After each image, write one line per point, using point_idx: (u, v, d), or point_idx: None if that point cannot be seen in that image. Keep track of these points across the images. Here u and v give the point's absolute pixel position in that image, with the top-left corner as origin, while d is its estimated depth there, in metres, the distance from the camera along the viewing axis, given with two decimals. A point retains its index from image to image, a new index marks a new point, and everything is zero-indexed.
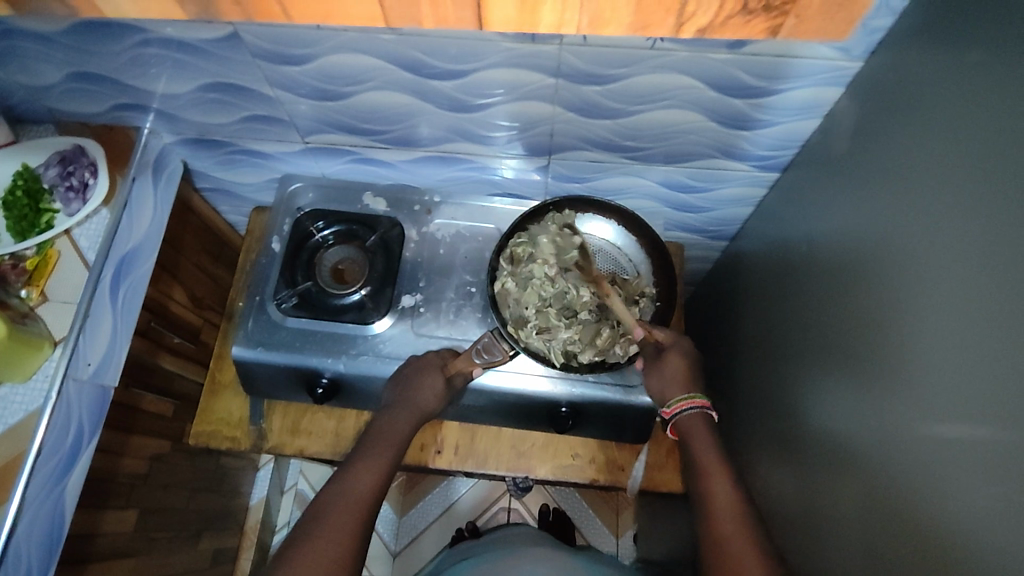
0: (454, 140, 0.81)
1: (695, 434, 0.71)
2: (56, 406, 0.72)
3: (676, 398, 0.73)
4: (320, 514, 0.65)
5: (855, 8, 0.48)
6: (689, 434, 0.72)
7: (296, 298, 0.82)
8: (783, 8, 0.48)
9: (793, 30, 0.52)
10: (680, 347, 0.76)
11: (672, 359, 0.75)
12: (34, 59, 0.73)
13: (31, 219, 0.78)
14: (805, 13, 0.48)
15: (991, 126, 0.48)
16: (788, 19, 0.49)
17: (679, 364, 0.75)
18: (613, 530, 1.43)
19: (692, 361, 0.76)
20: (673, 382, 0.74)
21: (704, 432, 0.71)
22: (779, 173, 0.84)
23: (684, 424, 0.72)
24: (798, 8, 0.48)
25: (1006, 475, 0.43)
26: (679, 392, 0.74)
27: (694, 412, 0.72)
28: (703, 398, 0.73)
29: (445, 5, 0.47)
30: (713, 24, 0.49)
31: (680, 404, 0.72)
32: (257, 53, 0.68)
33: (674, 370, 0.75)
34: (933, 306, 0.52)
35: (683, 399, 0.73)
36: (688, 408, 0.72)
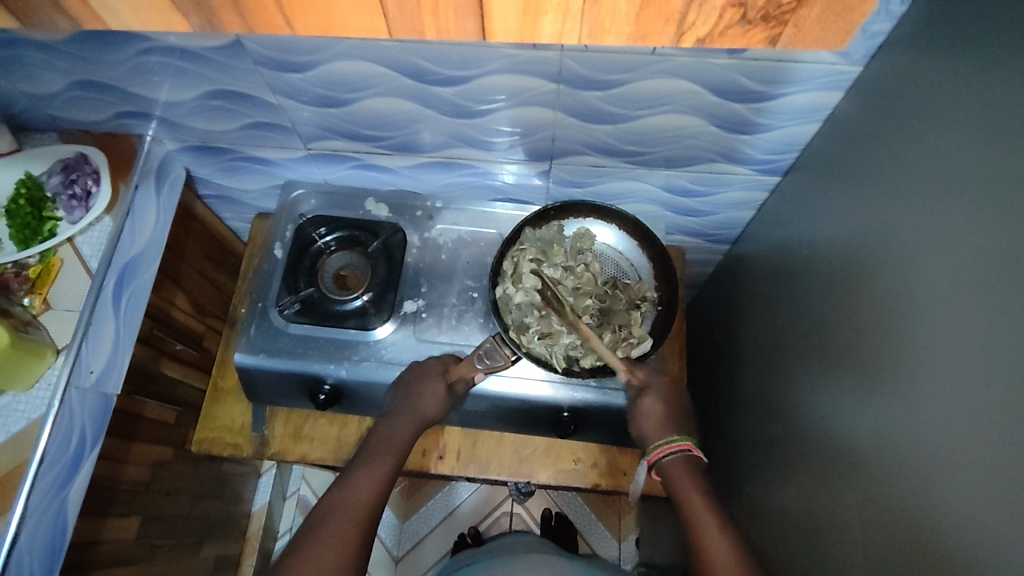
0: (455, 146, 0.81)
1: (679, 480, 0.70)
2: (59, 414, 0.73)
3: (654, 444, 0.74)
4: (322, 521, 0.65)
5: (850, 18, 0.53)
6: (673, 479, 0.70)
7: (298, 304, 0.82)
8: (781, 19, 0.52)
9: (791, 39, 0.55)
10: (656, 387, 0.75)
11: (645, 400, 0.75)
12: (38, 68, 0.74)
13: (33, 227, 0.78)
14: (803, 23, 0.53)
15: (992, 130, 0.48)
16: (786, 29, 0.53)
17: (654, 406, 0.74)
18: (615, 534, 1.43)
19: (670, 399, 0.75)
20: (651, 427, 0.74)
21: (687, 474, 0.70)
22: (780, 176, 0.85)
23: (666, 470, 0.72)
24: (796, 19, 0.53)
25: (1007, 480, 0.43)
26: (659, 437, 0.73)
27: (674, 457, 0.72)
28: (683, 441, 0.72)
29: (448, 14, 0.52)
30: (712, 33, 0.54)
31: (657, 452, 0.72)
32: (259, 61, 0.68)
33: (651, 411, 0.74)
34: (933, 310, 0.52)
35: (664, 444, 0.72)
36: (666, 455, 0.72)
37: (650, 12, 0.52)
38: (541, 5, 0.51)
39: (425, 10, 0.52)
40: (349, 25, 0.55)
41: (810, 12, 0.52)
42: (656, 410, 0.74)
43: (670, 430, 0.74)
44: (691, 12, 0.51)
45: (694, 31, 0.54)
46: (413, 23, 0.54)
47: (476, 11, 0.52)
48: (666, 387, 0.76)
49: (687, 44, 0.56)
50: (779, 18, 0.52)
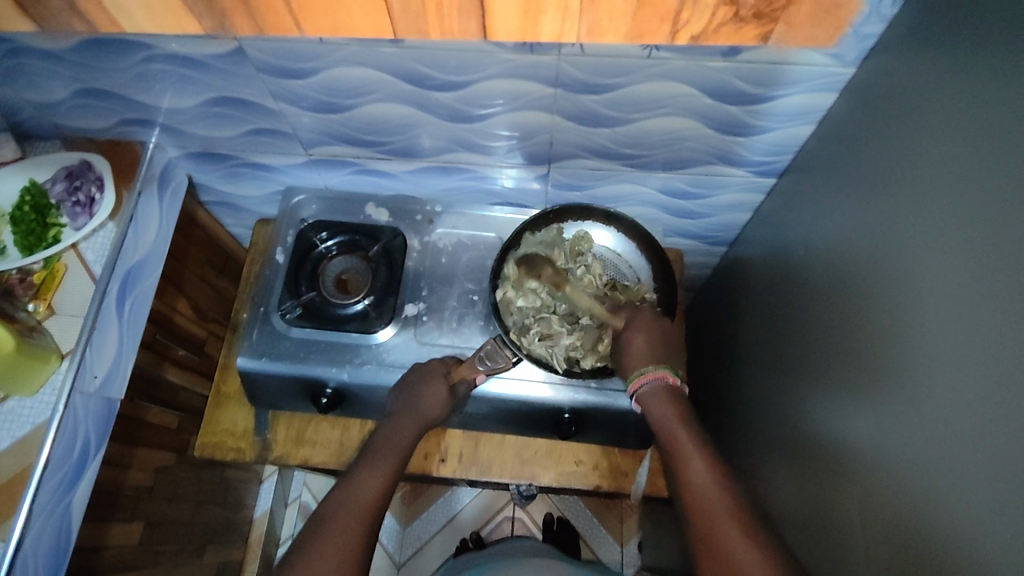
0: (455, 150, 0.82)
1: (660, 411, 0.68)
2: (63, 419, 0.73)
3: (632, 375, 0.72)
4: (325, 523, 0.65)
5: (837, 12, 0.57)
6: (652, 412, 0.69)
7: (300, 308, 0.83)
8: (773, 16, 0.56)
9: (784, 35, 0.59)
10: (638, 322, 0.74)
11: (630, 333, 0.73)
12: (41, 76, 0.75)
13: (38, 233, 0.79)
14: (793, 20, 0.57)
15: (984, 133, 0.49)
16: (778, 25, 0.57)
17: (638, 339, 0.73)
18: (617, 538, 1.43)
19: (655, 334, 0.73)
20: (633, 358, 0.72)
21: (668, 405, 0.68)
22: (776, 178, 0.85)
23: (645, 401, 0.70)
24: (787, 17, 0.57)
25: (1001, 482, 0.44)
26: (639, 367, 0.71)
27: (654, 386, 0.70)
28: (663, 368, 0.70)
29: (453, 15, 0.56)
30: (706, 31, 0.57)
31: (635, 382, 0.71)
32: (262, 68, 0.69)
33: (633, 345, 0.73)
34: (929, 312, 0.53)
35: (646, 371, 0.70)
36: (645, 384, 0.70)
37: (647, 11, 0.55)
38: (541, 5, 0.55)
39: (430, 11, 0.56)
40: (355, 24, 0.58)
41: (799, 9, 0.56)
42: (639, 341, 0.73)
43: (650, 359, 0.71)
44: (686, 11, 0.55)
45: (689, 29, 0.57)
46: (418, 23, 0.58)
47: (478, 10, 0.56)
48: (650, 321, 0.74)
49: (682, 40, 0.59)
50: (771, 15, 0.56)
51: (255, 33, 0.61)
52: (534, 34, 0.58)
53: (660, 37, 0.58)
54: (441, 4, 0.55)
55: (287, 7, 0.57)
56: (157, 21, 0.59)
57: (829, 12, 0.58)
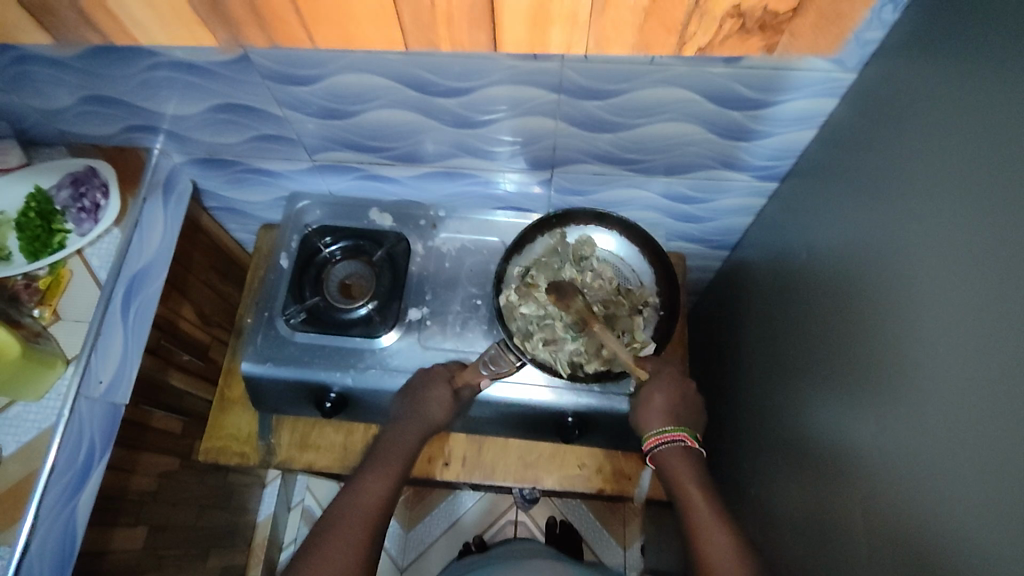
0: (457, 155, 0.82)
1: (677, 469, 0.69)
2: (68, 424, 0.73)
3: (648, 433, 0.73)
4: (331, 526, 0.66)
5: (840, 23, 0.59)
6: (668, 471, 0.70)
7: (304, 313, 0.83)
8: (778, 29, 0.59)
9: (788, 46, 0.62)
10: (661, 378, 0.75)
11: (651, 390, 0.74)
12: (47, 84, 0.75)
13: (43, 239, 0.80)
14: (797, 31, 0.60)
15: (984, 138, 0.49)
16: (783, 36, 0.60)
17: (658, 397, 0.74)
18: (620, 541, 1.43)
19: (675, 394, 0.74)
20: (651, 416, 0.74)
21: (683, 464, 0.70)
22: (778, 183, 0.86)
23: (662, 461, 0.72)
24: (791, 28, 0.60)
25: (1002, 485, 0.44)
26: (657, 426, 0.73)
27: (672, 447, 0.71)
28: (680, 431, 0.72)
29: (461, 29, 0.59)
30: (712, 43, 0.60)
31: (652, 441, 0.72)
32: (266, 75, 0.69)
33: (653, 402, 0.74)
34: (931, 316, 0.53)
35: (665, 431, 0.72)
36: (661, 444, 0.72)
37: (653, 25, 0.58)
38: (550, 18, 0.57)
39: (439, 23, 0.59)
40: (367, 36, 0.61)
41: (803, 21, 0.59)
42: (659, 400, 0.74)
43: (668, 420, 0.73)
44: (692, 24, 0.58)
45: (696, 41, 0.60)
46: (429, 35, 0.61)
47: (490, 24, 0.59)
48: (673, 380, 0.75)
49: (688, 53, 0.62)
50: (775, 27, 0.59)
51: (267, 44, 0.64)
52: (543, 45, 0.61)
53: (667, 49, 0.61)
54: (451, 17, 0.58)
55: (298, 17, 0.59)
56: (171, 32, 0.63)
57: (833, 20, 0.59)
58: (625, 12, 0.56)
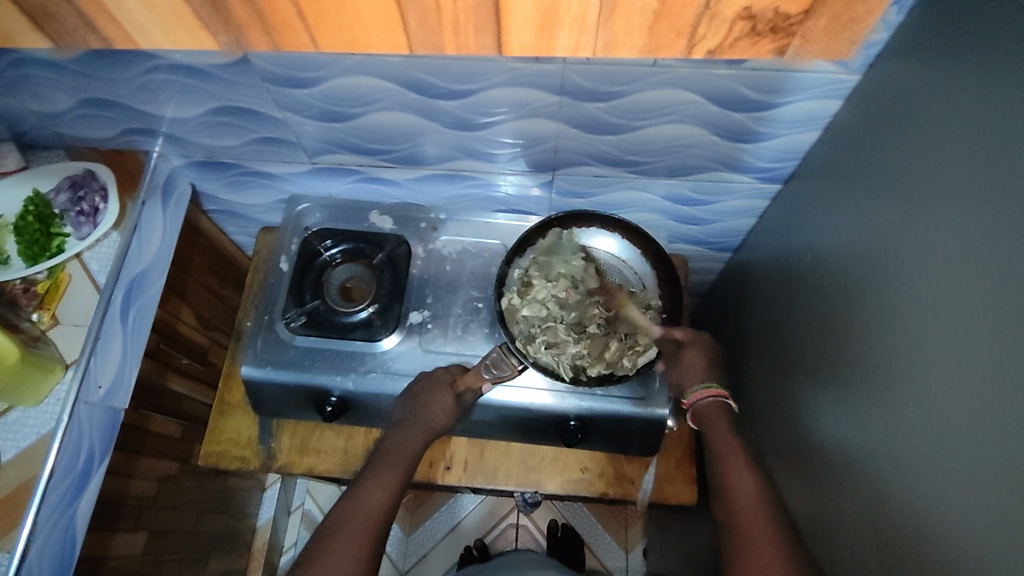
0: (458, 158, 0.82)
1: (715, 424, 0.72)
2: (68, 429, 0.72)
3: (691, 389, 0.76)
4: (332, 532, 0.65)
5: (856, 28, 0.58)
6: (708, 425, 0.73)
7: (304, 317, 0.83)
8: (789, 31, 0.58)
9: (800, 49, 0.60)
10: (700, 342, 0.78)
11: (692, 351, 0.78)
12: (46, 87, 0.75)
13: (42, 243, 0.79)
14: (809, 34, 0.58)
15: (988, 140, 0.49)
16: (795, 39, 0.59)
17: (698, 358, 0.77)
18: (622, 544, 1.42)
19: (712, 357, 0.78)
20: (693, 375, 0.77)
21: (723, 421, 0.72)
22: (781, 185, 0.85)
23: (703, 414, 0.74)
24: (803, 31, 0.58)
25: (1006, 486, 0.44)
26: (698, 383, 0.76)
27: (713, 401, 0.74)
28: (720, 389, 0.74)
29: (470, 33, 0.59)
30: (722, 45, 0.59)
31: (695, 395, 0.75)
32: (266, 77, 0.69)
33: (694, 364, 0.77)
34: (935, 317, 0.52)
35: (710, 387, 0.75)
36: (704, 399, 0.74)
37: (662, 27, 0.57)
38: (558, 22, 0.57)
39: (446, 27, 0.58)
40: (370, 40, 0.61)
41: (816, 24, 0.57)
42: (700, 360, 0.77)
43: (707, 378, 0.76)
44: (702, 27, 0.57)
45: (705, 43, 0.59)
46: (434, 39, 0.60)
47: (495, 28, 0.58)
48: (710, 345, 0.79)
49: (699, 54, 0.61)
50: (787, 30, 0.57)
51: (270, 49, 0.63)
52: (549, 48, 0.60)
53: (676, 51, 0.60)
54: (457, 21, 0.58)
55: (302, 23, 0.59)
56: (174, 37, 0.62)
57: (846, 27, 0.58)
58: (634, 15, 0.56)
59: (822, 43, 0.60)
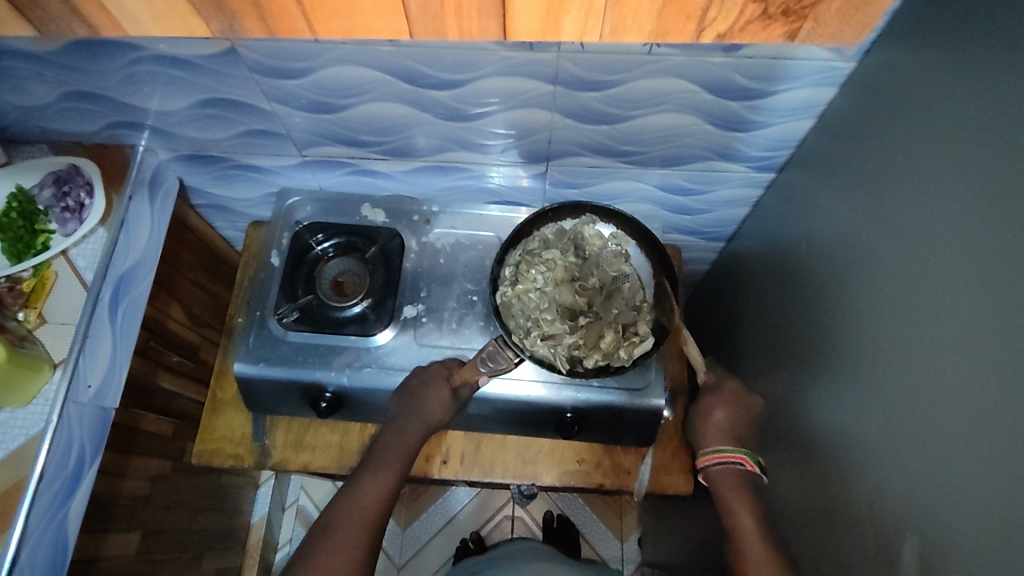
0: (451, 149, 0.81)
1: (726, 491, 0.73)
2: (57, 429, 0.71)
3: (709, 449, 0.78)
4: (329, 527, 0.65)
5: (869, 9, 0.57)
6: (719, 491, 0.74)
7: (297, 312, 0.82)
8: (802, 14, 0.58)
9: (811, 33, 0.60)
10: (723, 394, 0.81)
11: (713, 406, 0.80)
12: (27, 80, 0.73)
13: (26, 241, 0.78)
14: (822, 17, 0.58)
15: (984, 125, 0.48)
16: (806, 23, 0.59)
17: (720, 413, 0.79)
18: (617, 534, 1.43)
19: (738, 412, 0.80)
20: (713, 434, 0.79)
21: (737, 488, 0.73)
22: (774, 174, 0.85)
23: (715, 479, 0.75)
24: (816, 15, 0.58)
25: (1004, 467, 0.44)
26: (715, 445, 0.77)
27: (726, 467, 0.75)
28: (742, 453, 0.75)
29: (475, 14, 0.57)
30: (732, 30, 0.59)
31: (708, 458, 0.76)
32: (254, 68, 0.68)
33: (713, 418, 0.79)
34: (937, 301, 0.52)
35: (722, 450, 0.76)
36: (716, 464, 0.76)
37: (673, 10, 0.56)
38: (564, 6, 0.56)
39: (448, 12, 0.57)
40: (371, 28, 0.60)
41: (828, 7, 0.57)
42: (720, 415, 0.79)
43: (727, 439, 0.78)
44: (712, 10, 0.56)
45: (716, 27, 0.59)
46: (436, 25, 0.59)
47: (499, 11, 0.57)
48: (737, 397, 0.81)
49: (708, 40, 0.60)
50: (799, 13, 0.57)
51: (266, 35, 0.62)
52: (555, 32, 0.59)
53: (685, 36, 0.60)
54: (461, 6, 0.57)
55: (299, 10, 0.58)
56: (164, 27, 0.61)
57: (858, 8, 0.58)
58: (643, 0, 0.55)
59: (832, 28, 0.60)
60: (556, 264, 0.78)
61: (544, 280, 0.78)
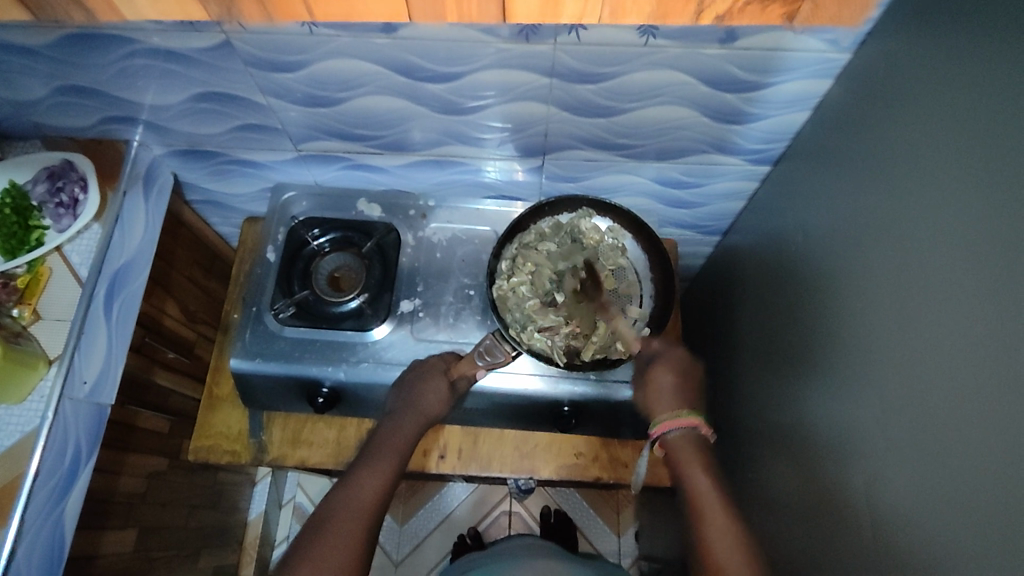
0: (447, 143, 0.81)
1: (684, 459, 0.70)
2: (53, 426, 0.71)
3: (658, 419, 0.72)
4: (325, 522, 0.65)
5: None
6: (677, 460, 0.70)
7: (293, 307, 0.81)
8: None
9: (807, 15, 0.59)
10: (667, 357, 0.75)
11: (659, 370, 0.74)
12: (20, 73, 0.72)
13: (20, 237, 0.76)
14: None
15: (980, 116, 0.49)
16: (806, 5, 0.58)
17: (666, 378, 0.74)
18: (614, 528, 1.44)
19: (681, 372, 0.75)
20: (662, 400, 0.73)
21: (693, 456, 0.70)
22: (770, 166, 0.86)
23: (672, 448, 0.71)
24: None
25: (1000, 455, 0.44)
26: (668, 412, 0.72)
27: (682, 435, 0.71)
28: (692, 417, 0.71)
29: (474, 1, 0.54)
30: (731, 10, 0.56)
31: (662, 426, 0.72)
32: (249, 61, 0.67)
33: (662, 383, 0.74)
34: (932, 292, 0.52)
35: (676, 418, 0.71)
36: (672, 432, 0.72)
37: None
38: None
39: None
40: (370, 12, 0.56)
41: None
42: (667, 379, 0.74)
43: (679, 404, 0.73)
44: None
45: (714, 8, 0.56)
46: (436, 10, 0.55)
47: None
48: (680, 360, 0.76)
49: (707, 21, 0.58)
50: None
51: (263, 17, 0.59)
52: (557, 16, 0.56)
53: (684, 18, 0.57)
54: None
55: None
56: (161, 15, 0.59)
57: None
58: None
59: (830, 8, 0.59)
60: (552, 256, 0.79)
61: (540, 272, 0.78)
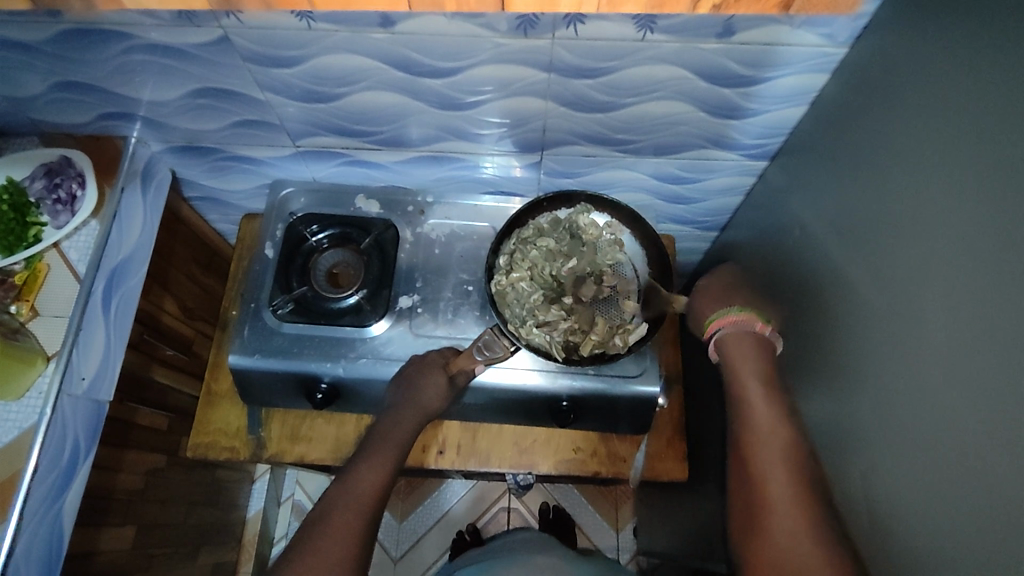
0: (445, 138, 0.81)
1: (737, 355, 0.69)
2: (51, 423, 0.71)
3: (714, 316, 0.72)
4: (325, 517, 0.65)
5: None
6: (731, 356, 0.70)
7: (292, 303, 0.82)
8: None
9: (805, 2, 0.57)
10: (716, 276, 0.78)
11: (706, 282, 0.77)
12: (17, 69, 0.72)
13: (17, 233, 0.76)
14: None
15: (977, 112, 0.49)
16: None
17: (714, 286, 0.76)
18: (613, 524, 1.44)
19: (731, 284, 0.76)
20: (711, 304, 0.75)
21: (746, 349, 0.69)
22: (767, 162, 0.86)
23: (725, 344, 0.71)
24: None
25: (998, 444, 0.45)
26: (721, 311, 0.72)
27: (735, 332, 0.71)
28: (746, 315, 0.71)
29: None
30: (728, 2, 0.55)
31: (719, 322, 0.71)
32: (247, 56, 0.67)
33: (708, 292, 0.76)
34: (930, 284, 0.52)
35: (727, 314, 0.71)
36: (725, 329, 0.71)
37: None
38: None
39: None
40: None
41: None
42: (715, 288, 0.76)
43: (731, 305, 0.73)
44: None
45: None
46: None
47: None
48: (729, 277, 0.78)
49: (704, 10, 0.57)
50: None
51: (261, 6, 0.57)
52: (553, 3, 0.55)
53: (682, 6, 0.56)
54: None
55: None
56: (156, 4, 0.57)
57: None
58: None
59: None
60: (550, 253, 0.80)
61: (540, 269, 0.79)
